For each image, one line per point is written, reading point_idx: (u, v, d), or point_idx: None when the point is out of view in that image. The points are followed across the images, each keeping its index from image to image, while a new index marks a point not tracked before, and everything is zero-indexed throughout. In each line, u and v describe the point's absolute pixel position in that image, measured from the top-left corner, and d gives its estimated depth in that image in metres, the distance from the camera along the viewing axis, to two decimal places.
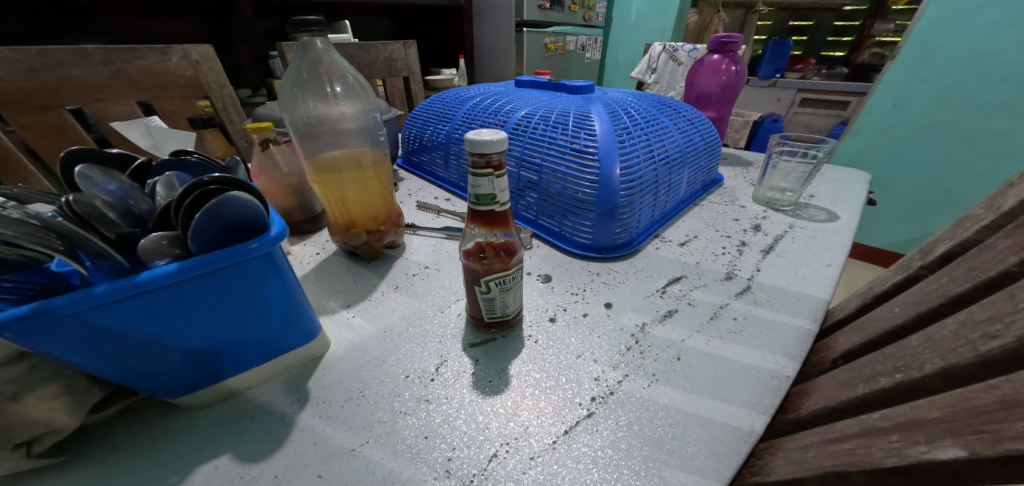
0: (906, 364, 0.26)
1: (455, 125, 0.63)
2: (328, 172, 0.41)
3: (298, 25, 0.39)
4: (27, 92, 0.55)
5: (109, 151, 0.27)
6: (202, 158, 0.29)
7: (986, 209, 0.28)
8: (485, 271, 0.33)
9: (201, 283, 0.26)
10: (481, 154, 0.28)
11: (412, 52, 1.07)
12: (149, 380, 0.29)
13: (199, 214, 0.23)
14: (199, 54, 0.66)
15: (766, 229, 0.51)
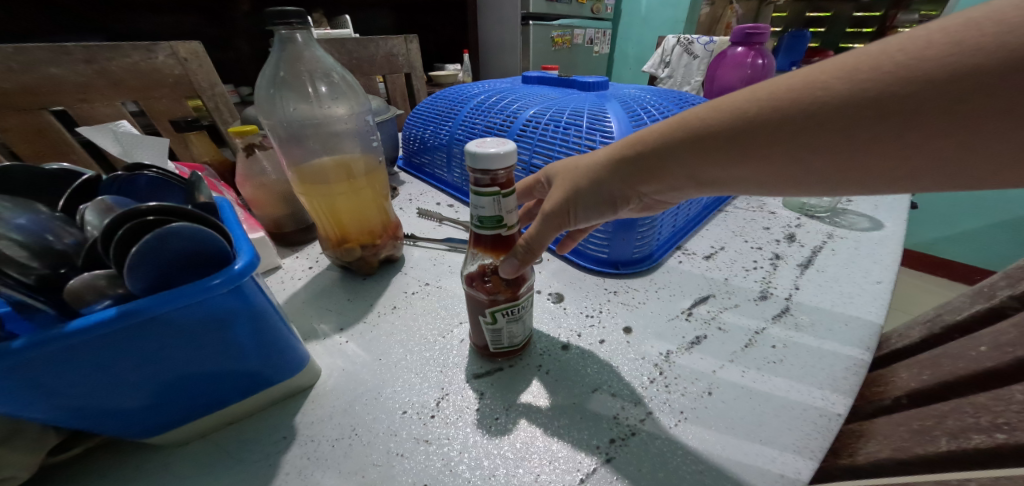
0: (1011, 421, 0.23)
1: (457, 125, 0.59)
2: (312, 182, 0.37)
3: (274, 16, 0.35)
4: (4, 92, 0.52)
5: (49, 168, 0.23)
6: (159, 173, 0.25)
7: None
8: (490, 300, 0.29)
9: (156, 326, 0.22)
10: (484, 171, 0.24)
11: (415, 47, 1.03)
12: (109, 425, 0.25)
13: (138, 249, 0.19)
14: (187, 51, 0.62)
15: (801, 239, 0.47)
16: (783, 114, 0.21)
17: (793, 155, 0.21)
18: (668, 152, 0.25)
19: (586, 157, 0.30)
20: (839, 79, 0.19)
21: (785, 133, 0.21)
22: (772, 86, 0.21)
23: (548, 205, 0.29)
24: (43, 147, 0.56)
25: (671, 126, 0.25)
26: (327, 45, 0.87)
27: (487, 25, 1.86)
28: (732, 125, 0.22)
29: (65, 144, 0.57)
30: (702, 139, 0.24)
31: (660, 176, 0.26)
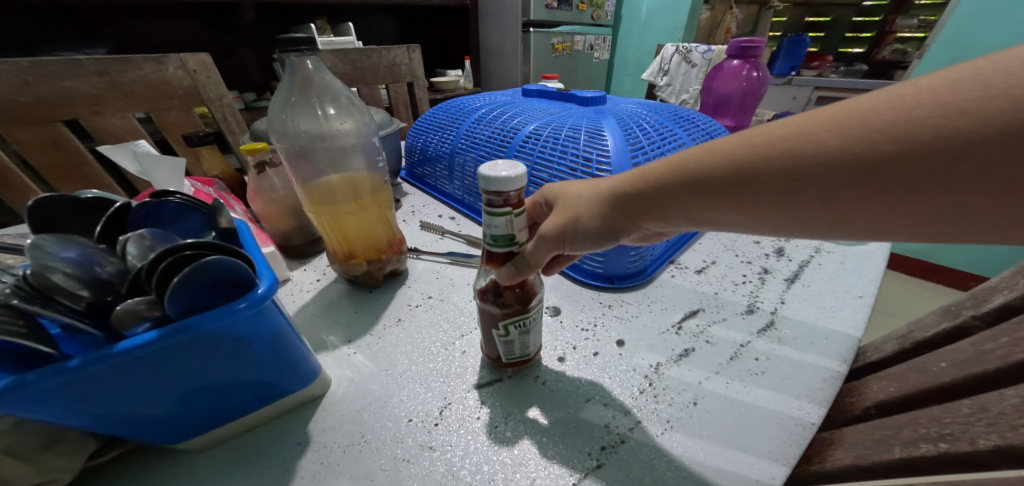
0: (953, 432, 0.25)
1: (459, 138, 0.60)
2: (324, 203, 0.39)
3: (286, 44, 0.36)
4: (22, 105, 0.59)
5: (83, 195, 0.25)
6: (185, 199, 0.27)
7: None
8: (502, 314, 0.31)
9: (187, 348, 0.23)
10: (497, 193, 0.26)
11: (416, 56, 1.04)
12: (143, 433, 0.27)
13: (178, 281, 0.21)
14: (194, 64, 0.70)
15: (790, 253, 0.48)
16: (769, 162, 0.23)
17: (778, 203, 0.23)
18: (666, 193, 0.27)
19: (586, 185, 0.32)
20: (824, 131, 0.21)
21: (776, 185, 0.23)
22: (766, 133, 0.23)
23: (548, 226, 0.31)
24: (59, 159, 0.63)
25: (670, 166, 0.27)
26: (330, 56, 0.89)
27: (487, 32, 1.88)
28: (724, 169, 0.25)
29: (79, 156, 0.65)
30: (694, 184, 0.26)
31: (657, 215, 0.28)
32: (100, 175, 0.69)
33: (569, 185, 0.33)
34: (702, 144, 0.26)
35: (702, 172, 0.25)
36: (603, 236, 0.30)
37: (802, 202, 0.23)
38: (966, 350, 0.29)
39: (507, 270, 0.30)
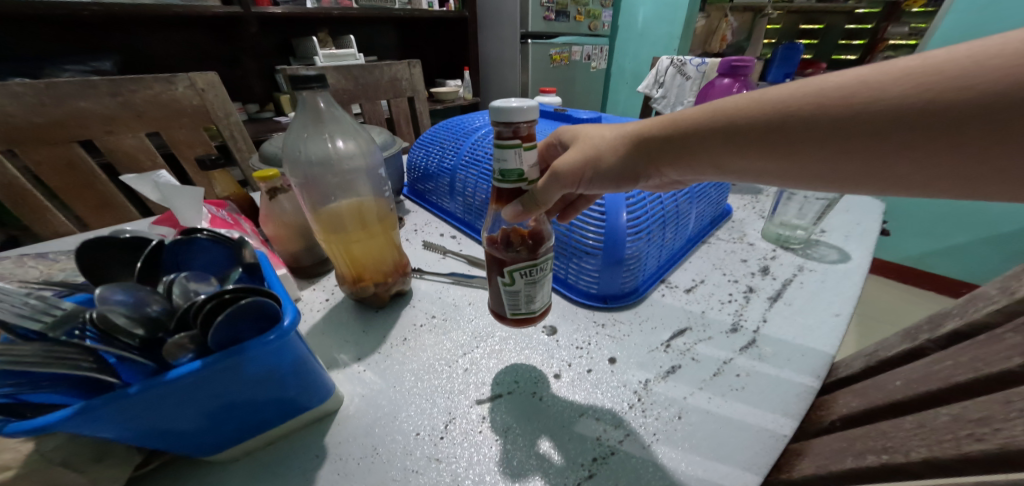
0: (894, 444, 0.28)
1: (460, 157, 0.62)
2: (334, 231, 0.41)
3: (297, 81, 0.38)
4: (40, 127, 0.64)
5: (123, 236, 0.27)
6: (212, 234, 0.30)
7: (1001, 293, 0.30)
8: (509, 259, 0.33)
9: (222, 376, 0.26)
10: (506, 121, 0.28)
11: (417, 71, 1.07)
12: (179, 446, 0.29)
13: (221, 321, 0.24)
14: (203, 83, 0.77)
15: (774, 272, 0.51)
16: (799, 114, 0.28)
17: (805, 151, 0.29)
18: (693, 134, 0.33)
19: (603, 132, 0.38)
20: (846, 96, 0.27)
21: (814, 133, 0.28)
22: (804, 88, 0.28)
23: (568, 159, 0.35)
24: (72, 178, 0.69)
25: (700, 114, 0.33)
26: (334, 72, 0.91)
27: (486, 43, 1.92)
28: (763, 116, 0.29)
29: (93, 176, 0.71)
30: (727, 130, 0.31)
31: (674, 154, 0.34)
32: (114, 193, 0.73)
33: (587, 132, 0.39)
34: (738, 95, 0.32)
35: (737, 121, 0.31)
36: (620, 174, 0.36)
37: (812, 154, 0.29)
38: (921, 369, 0.31)
39: (512, 210, 0.32)
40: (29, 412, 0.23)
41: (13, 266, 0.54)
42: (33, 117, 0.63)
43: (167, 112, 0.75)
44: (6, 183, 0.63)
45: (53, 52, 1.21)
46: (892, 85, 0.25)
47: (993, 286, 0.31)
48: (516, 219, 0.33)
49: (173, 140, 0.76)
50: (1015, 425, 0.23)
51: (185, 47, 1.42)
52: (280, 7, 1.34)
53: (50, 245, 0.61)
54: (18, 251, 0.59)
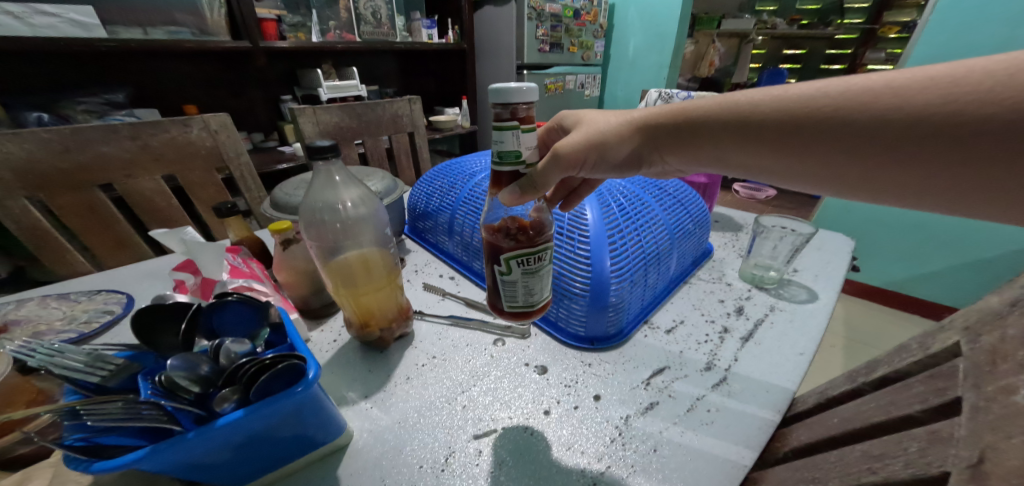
0: (820, 476, 0.32)
1: (458, 204, 0.66)
2: (344, 285, 0.45)
3: (312, 152, 0.41)
4: (64, 171, 0.69)
5: (170, 302, 0.35)
6: (240, 296, 0.36)
7: (918, 347, 0.34)
8: (508, 248, 0.37)
9: (257, 425, 0.30)
10: (505, 103, 0.32)
11: (417, 107, 1.13)
12: (211, 479, 0.32)
13: (264, 380, 0.29)
14: (217, 124, 0.82)
15: (748, 312, 0.56)
16: (814, 115, 0.35)
17: (804, 150, 0.36)
18: (704, 127, 0.40)
19: (603, 120, 0.44)
20: (862, 103, 0.33)
21: (826, 133, 0.34)
22: (825, 91, 0.34)
23: (570, 142, 0.41)
24: (91, 221, 0.73)
25: (716, 108, 0.39)
26: (338, 112, 0.97)
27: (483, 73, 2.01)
28: (779, 115, 0.36)
29: (110, 216, 0.75)
30: (744, 124, 0.38)
31: (675, 143, 0.42)
32: (130, 232, 0.77)
33: (588, 121, 0.45)
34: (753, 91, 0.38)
35: (756, 116, 0.37)
36: (619, 162, 0.44)
37: (816, 150, 0.35)
38: (855, 408, 0.35)
39: (509, 192, 0.36)
40: (105, 452, 0.27)
41: (37, 307, 0.58)
42: (57, 163, 0.68)
43: (182, 154, 0.79)
44: (29, 226, 0.67)
45: (68, 86, 1.26)
46: (902, 99, 0.31)
47: (914, 339, 0.35)
48: (512, 203, 0.37)
49: (187, 181, 0.81)
50: (897, 460, 0.28)
51: (194, 80, 1.48)
52: (287, 43, 1.41)
53: (70, 285, 0.65)
54: (39, 291, 0.63)
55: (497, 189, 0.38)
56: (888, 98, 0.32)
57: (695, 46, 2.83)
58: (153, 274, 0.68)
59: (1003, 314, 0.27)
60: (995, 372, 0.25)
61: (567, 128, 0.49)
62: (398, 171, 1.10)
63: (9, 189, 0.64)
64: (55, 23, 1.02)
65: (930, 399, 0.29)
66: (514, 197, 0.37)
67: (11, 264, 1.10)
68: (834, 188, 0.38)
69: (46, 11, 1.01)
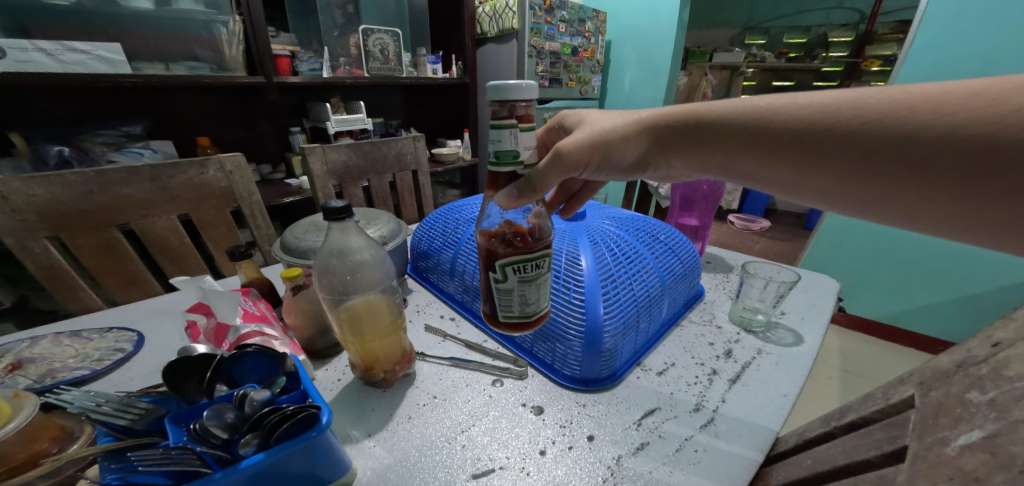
0: None
1: (460, 249, 0.69)
2: (354, 332, 0.48)
3: (331, 214, 0.43)
4: (85, 212, 0.72)
5: (199, 354, 0.38)
6: (259, 346, 0.40)
7: (882, 397, 0.36)
8: (504, 255, 0.40)
9: (273, 466, 0.32)
10: (502, 101, 0.35)
11: (421, 145, 1.18)
12: None
13: (287, 425, 0.32)
14: (231, 165, 0.87)
15: (737, 355, 0.59)
16: (836, 128, 0.39)
17: (823, 158, 0.40)
18: (721, 131, 0.45)
19: (608, 121, 0.49)
20: (895, 118, 0.37)
21: (848, 144, 0.39)
22: (857, 104, 0.38)
23: (571, 144, 0.45)
24: (106, 260, 0.76)
25: (735, 113, 0.44)
26: (346, 151, 1.02)
27: (484, 106, 2.10)
28: (799, 125, 0.41)
29: (124, 254, 0.78)
30: (759, 131, 0.43)
31: (683, 143, 0.47)
32: (142, 270, 0.80)
33: (590, 122, 0.50)
34: (776, 100, 0.42)
35: (772, 126, 0.42)
36: (620, 160, 0.49)
37: (828, 161, 0.40)
38: (824, 451, 0.38)
39: (506, 194, 0.39)
40: None
41: (50, 345, 0.60)
42: (80, 205, 0.72)
43: (197, 195, 0.84)
44: (47, 265, 0.70)
45: (87, 120, 1.33)
46: (944, 112, 0.35)
47: (878, 389, 0.38)
48: (509, 205, 0.40)
49: (200, 220, 0.85)
50: None
51: (208, 114, 1.55)
52: (300, 77, 1.47)
53: (82, 321, 0.67)
54: (51, 328, 0.65)
55: (495, 192, 0.41)
56: (925, 111, 0.36)
57: (687, 78, 3.00)
58: (163, 311, 0.71)
59: (951, 373, 0.31)
60: (936, 425, 0.28)
61: (567, 128, 0.55)
62: (402, 207, 1.15)
63: (33, 230, 0.68)
64: (86, 59, 1.07)
65: (885, 446, 0.32)
66: (511, 201, 0.40)
67: (16, 294, 1.11)
68: (846, 205, 0.42)
69: (76, 48, 1.05)
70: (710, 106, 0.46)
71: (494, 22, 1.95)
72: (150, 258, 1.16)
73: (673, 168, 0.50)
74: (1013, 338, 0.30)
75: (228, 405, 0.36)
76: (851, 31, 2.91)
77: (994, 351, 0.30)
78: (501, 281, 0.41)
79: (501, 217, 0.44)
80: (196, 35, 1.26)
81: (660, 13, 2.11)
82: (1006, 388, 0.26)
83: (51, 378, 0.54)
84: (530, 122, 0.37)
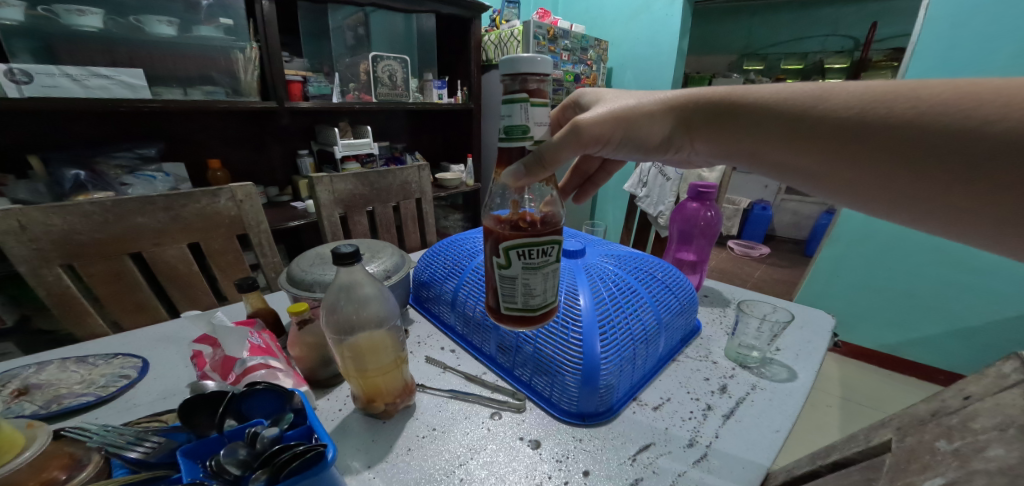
0: None
1: (461, 282, 0.72)
2: (359, 367, 0.50)
3: (337, 260, 0.45)
4: (100, 240, 0.76)
5: (212, 391, 0.40)
6: (268, 383, 0.42)
7: (863, 438, 0.38)
8: (508, 237, 0.39)
9: None
10: (516, 74, 0.35)
11: (426, 174, 1.22)
12: None
13: (294, 464, 0.33)
14: (242, 195, 0.91)
15: (731, 391, 0.60)
16: (873, 123, 0.39)
17: (861, 152, 0.40)
18: (754, 114, 0.44)
19: (631, 99, 0.48)
20: (960, 111, 0.35)
21: (890, 136, 0.38)
22: (920, 89, 0.37)
23: (590, 120, 0.45)
24: (117, 287, 0.79)
25: (772, 99, 0.43)
26: (353, 180, 1.06)
27: (488, 132, 2.18)
28: (847, 111, 0.40)
29: (133, 281, 0.81)
30: (800, 118, 0.42)
31: (711, 125, 0.46)
32: (149, 296, 0.83)
33: (612, 99, 0.49)
34: (818, 86, 0.41)
35: (815, 113, 0.41)
36: (641, 139, 0.48)
37: (866, 156, 0.40)
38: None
39: (513, 171, 0.38)
40: None
41: (56, 371, 0.62)
42: (95, 234, 0.75)
43: (207, 223, 0.87)
44: (59, 293, 0.73)
45: (103, 143, 1.38)
46: (1017, 107, 0.34)
47: (860, 431, 0.40)
48: (515, 183, 0.39)
49: (210, 248, 0.88)
50: None
51: (219, 137, 1.60)
52: (310, 102, 1.52)
53: (88, 347, 0.69)
54: (59, 354, 0.67)
55: (504, 168, 0.40)
56: (996, 106, 0.34)
57: None
58: (169, 338, 0.73)
59: (924, 421, 0.33)
60: (907, 470, 0.29)
61: (583, 105, 0.55)
62: (404, 234, 1.18)
63: (47, 259, 0.71)
64: (107, 84, 1.11)
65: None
66: (520, 177, 0.39)
67: (18, 313, 1.12)
68: (875, 202, 0.42)
69: (100, 74, 1.10)
70: (749, 88, 0.44)
71: (500, 49, 2.05)
72: (156, 281, 1.19)
73: (695, 150, 0.49)
74: (983, 392, 0.32)
75: (240, 441, 0.38)
76: (846, 58, 3.02)
77: (964, 403, 0.32)
78: (505, 267, 0.40)
79: (509, 207, 0.44)
80: (214, 60, 1.33)
81: (659, 42, 2.20)
82: (971, 440, 0.28)
83: (57, 405, 0.55)
84: (542, 98, 0.37)
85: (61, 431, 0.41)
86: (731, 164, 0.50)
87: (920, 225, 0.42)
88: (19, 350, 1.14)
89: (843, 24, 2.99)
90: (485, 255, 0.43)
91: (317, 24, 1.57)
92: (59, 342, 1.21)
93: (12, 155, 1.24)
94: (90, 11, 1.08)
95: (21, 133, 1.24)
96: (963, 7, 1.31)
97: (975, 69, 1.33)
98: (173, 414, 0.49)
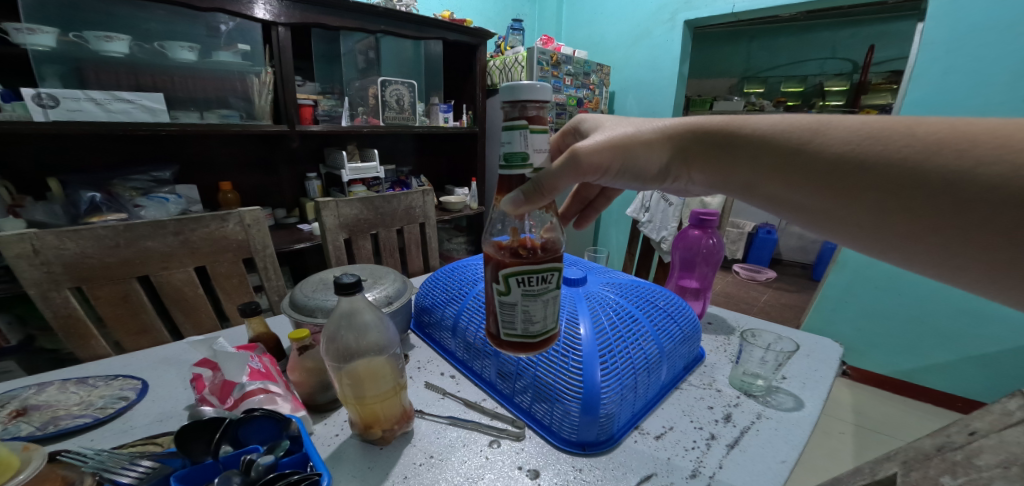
0: None
1: (463, 308, 0.72)
2: (360, 395, 0.50)
3: (341, 290, 0.46)
4: (108, 263, 0.77)
5: (209, 418, 0.41)
6: (266, 410, 0.43)
7: (870, 472, 0.37)
8: (508, 265, 0.39)
9: None
10: (515, 100, 0.36)
11: (430, 198, 1.25)
12: None
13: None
14: (250, 219, 0.93)
15: (736, 419, 0.59)
16: (869, 159, 0.39)
17: (861, 188, 0.40)
18: (754, 146, 0.45)
19: (630, 127, 0.49)
20: (953, 150, 0.36)
21: (886, 171, 0.38)
22: (917, 128, 0.38)
23: (589, 147, 0.46)
24: (122, 310, 0.80)
25: (770, 137, 0.44)
26: (358, 205, 1.08)
27: (492, 155, 2.22)
28: (843, 146, 0.40)
29: (138, 304, 0.82)
30: (796, 151, 0.43)
31: (706, 155, 0.47)
32: (154, 319, 0.84)
33: (611, 127, 0.50)
34: (814, 116, 0.42)
35: (810, 147, 0.42)
36: (638, 168, 0.49)
37: (861, 191, 0.40)
38: None
39: (512, 199, 0.39)
40: None
41: (56, 392, 0.62)
42: (105, 257, 0.77)
43: (215, 247, 0.89)
44: (64, 314, 0.74)
45: (120, 166, 1.43)
46: (1010, 149, 0.34)
47: (867, 465, 0.39)
48: (515, 210, 0.40)
49: (215, 272, 0.90)
50: None
51: (231, 160, 1.65)
52: (320, 126, 1.57)
53: (89, 368, 0.70)
54: (61, 375, 0.68)
55: (505, 195, 0.41)
56: (991, 146, 0.35)
57: None
58: (169, 360, 0.73)
59: (930, 456, 0.32)
60: None
61: (583, 131, 0.56)
62: (407, 258, 1.19)
63: (58, 281, 0.72)
64: (130, 108, 1.16)
65: None
66: (520, 202, 0.40)
67: (23, 333, 1.14)
68: (871, 240, 0.42)
69: (124, 98, 1.15)
70: (746, 119, 0.46)
71: (504, 74, 2.11)
72: (160, 302, 1.20)
73: (692, 180, 0.50)
74: (987, 428, 0.33)
75: (235, 470, 0.39)
76: (846, 80, 3.07)
77: (969, 439, 0.32)
78: (504, 294, 0.41)
79: (508, 233, 0.45)
80: (230, 85, 1.39)
81: (660, 66, 2.26)
82: (974, 476, 0.28)
83: (54, 426, 0.56)
84: (541, 124, 0.38)
85: (56, 455, 0.40)
86: (729, 195, 0.50)
87: (911, 264, 0.42)
88: (20, 368, 1.15)
89: (841, 48, 3.05)
90: (485, 281, 0.43)
91: (329, 48, 1.64)
92: (60, 361, 1.21)
93: (34, 177, 1.29)
94: (118, 37, 1.14)
95: (45, 156, 1.29)
96: (956, 33, 1.34)
97: (973, 91, 1.34)
98: (169, 437, 0.49)
